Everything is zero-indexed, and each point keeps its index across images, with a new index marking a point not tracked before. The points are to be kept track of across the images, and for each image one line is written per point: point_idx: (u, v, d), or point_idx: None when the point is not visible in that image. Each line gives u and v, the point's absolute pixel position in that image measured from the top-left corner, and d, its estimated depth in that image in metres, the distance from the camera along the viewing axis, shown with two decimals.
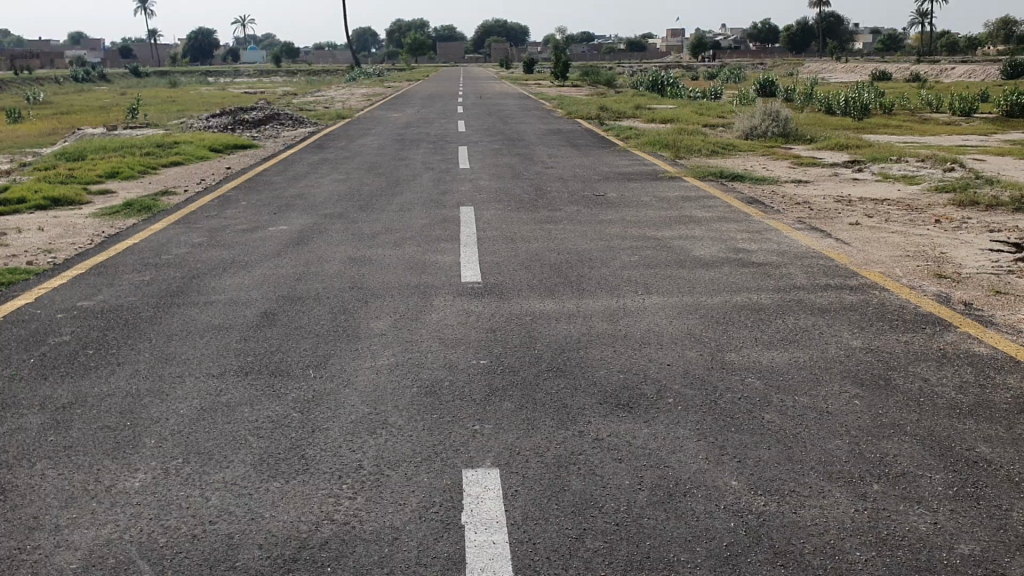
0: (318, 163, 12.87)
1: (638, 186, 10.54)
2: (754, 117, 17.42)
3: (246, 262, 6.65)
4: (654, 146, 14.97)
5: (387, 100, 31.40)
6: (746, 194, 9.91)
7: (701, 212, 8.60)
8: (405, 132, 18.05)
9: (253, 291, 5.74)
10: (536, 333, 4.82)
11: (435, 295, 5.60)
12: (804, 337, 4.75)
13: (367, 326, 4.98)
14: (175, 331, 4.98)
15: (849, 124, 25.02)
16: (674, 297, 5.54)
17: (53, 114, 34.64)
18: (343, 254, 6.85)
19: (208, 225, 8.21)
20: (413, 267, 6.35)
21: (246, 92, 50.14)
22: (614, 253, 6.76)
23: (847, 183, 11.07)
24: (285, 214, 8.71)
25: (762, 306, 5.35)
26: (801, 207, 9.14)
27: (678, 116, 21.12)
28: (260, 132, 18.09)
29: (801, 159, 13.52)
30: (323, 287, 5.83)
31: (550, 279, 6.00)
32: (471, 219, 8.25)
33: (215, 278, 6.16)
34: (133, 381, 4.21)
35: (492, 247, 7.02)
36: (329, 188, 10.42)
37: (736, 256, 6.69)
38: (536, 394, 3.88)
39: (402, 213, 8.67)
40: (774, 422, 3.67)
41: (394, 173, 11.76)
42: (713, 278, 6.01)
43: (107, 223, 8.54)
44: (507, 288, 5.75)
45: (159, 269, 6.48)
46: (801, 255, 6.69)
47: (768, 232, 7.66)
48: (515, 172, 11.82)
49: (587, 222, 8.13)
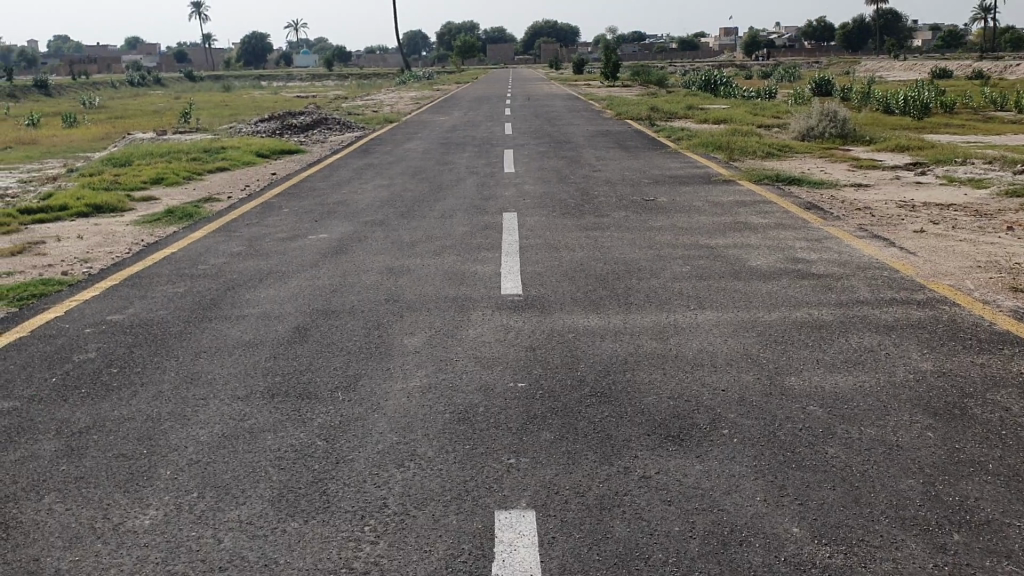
0: (363, 168, 12.74)
1: (689, 190, 10.20)
2: (811, 117, 16.91)
3: (282, 273, 6.48)
4: (706, 148, 14.56)
5: (436, 103, 31.36)
6: (803, 199, 9.50)
7: (755, 218, 8.23)
8: (451, 135, 17.89)
9: (286, 305, 5.54)
10: (579, 351, 4.53)
11: (474, 309, 5.34)
12: (870, 358, 4.39)
13: (401, 343, 4.73)
14: (203, 348, 4.79)
15: (909, 124, 24.27)
16: (727, 312, 5.22)
17: (109, 118, 35.30)
18: (382, 264, 6.63)
19: (247, 232, 8.08)
20: (454, 278, 6.11)
21: (298, 95, 50.61)
22: (663, 263, 6.47)
23: (910, 187, 10.59)
24: (325, 221, 8.53)
25: (822, 323, 5.00)
26: (862, 213, 8.73)
27: (732, 117, 20.64)
28: (307, 137, 18.06)
29: (860, 161, 13.02)
30: (358, 299, 5.61)
31: (596, 292, 5.72)
32: (515, 226, 8.00)
33: (250, 289, 5.98)
34: (155, 404, 4.01)
35: (536, 256, 6.75)
36: (372, 194, 10.26)
37: (793, 267, 6.35)
38: (578, 423, 3.60)
39: (444, 220, 8.44)
40: (838, 458, 3.33)
41: (439, 178, 11.56)
42: (769, 291, 5.68)
43: (148, 231, 8.45)
44: (550, 302, 5.47)
45: (194, 280, 6.33)
46: (863, 266, 6.32)
47: (828, 240, 7.28)
48: (562, 175, 11.55)
49: (635, 228, 7.83)
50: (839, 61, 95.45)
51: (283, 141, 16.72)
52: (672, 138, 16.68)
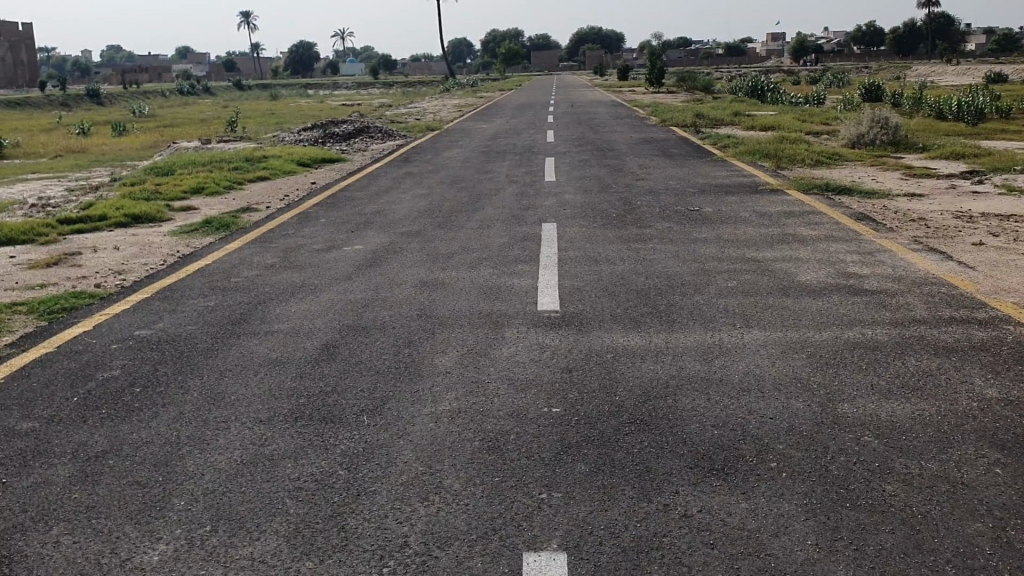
0: (402, 177, 12.62)
1: (735, 199, 9.92)
2: (861, 123, 16.48)
3: (314, 286, 6.33)
4: (752, 156, 14.22)
5: (479, 110, 31.29)
6: (854, 210, 9.17)
7: (804, 230, 7.94)
8: (493, 143, 17.74)
9: (316, 320, 5.39)
10: (618, 373, 4.31)
11: (508, 325, 5.14)
12: (929, 384, 4.10)
13: (432, 363, 4.54)
14: (228, 366, 4.65)
15: (963, 130, 23.63)
16: (774, 332, 4.96)
17: (158, 127, 35.77)
18: (416, 277, 6.47)
19: (282, 244, 7.97)
20: (489, 292, 5.92)
21: (343, 103, 50.96)
22: (707, 277, 6.22)
23: (966, 197, 10.21)
24: (361, 232, 8.40)
25: (876, 344, 4.72)
26: (916, 224, 8.39)
27: (779, 124, 20.24)
28: (349, 146, 18.03)
29: (913, 169, 12.59)
30: (390, 314, 5.44)
31: (636, 308, 5.49)
32: (554, 238, 7.80)
33: (280, 304, 5.84)
34: (175, 427, 3.86)
35: (575, 270, 6.54)
36: (410, 204, 10.13)
37: (845, 282, 6.06)
38: (614, 455, 3.39)
39: (482, 231, 8.26)
40: (897, 495, 3.06)
41: (479, 187, 11.40)
42: (820, 309, 5.41)
43: (184, 242, 8.39)
44: (587, 318, 5.25)
45: (225, 293, 6.21)
46: (919, 282, 6.02)
47: (881, 254, 6.97)
48: (604, 184, 11.33)
49: (679, 240, 7.58)
50: (889, 66, 93.93)
51: (324, 150, 16.69)
52: (718, 145, 16.35)
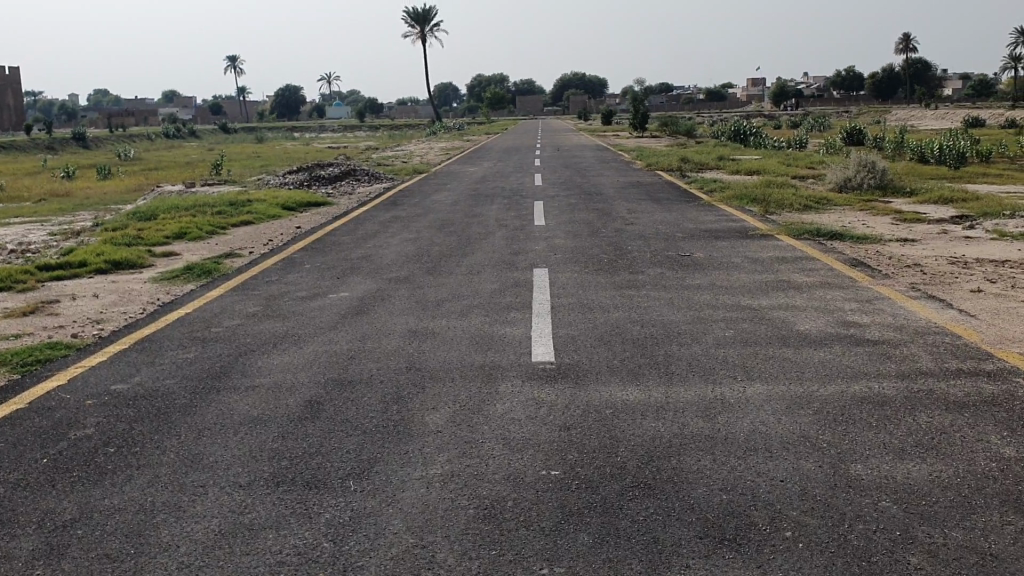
0: (389, 221, 12.46)
1: (727, 244, 9.80)
2: (848, 168, 16.49)
3: (299, 336, 6.12)
4: (741, 200, 14.14)
5: (465, 153, 31.34)
6: (847, 255, 9.04)
7: (799, 277, 7.79)
8: (480, 186, 17.64)
9: (300, 375, 5.17)
10: (618, 431, 4.11)
11: (501, 378, 4.93)
12: (944, 443, 3.92)
13: (421, 421, 4.32)
14: (207, 425, 4.42)
15: (947, 174, 23.76)
16: (778, 385, 4.77)
17: (142, 170, 35.61)
18: (404, 326, 6.26)
19: (266, 291, 7.76)
20: (481, 343, 5.72)
21: (329, 146, 50.99)
22: (705, 325, 6.04)
23: (959, 242, 10.12)
24: (347, 279, 8.20)
25: (885, 399, 4.53)
26: (911, 270, 8.27)
27: (765, 167, 20.25)
28: (335, 189, 17.88)
29: (903, 214, 12.52)
30: (378, 367, 5.23)
31: (633, 358, 5.30)
32: (545, 284, 7.62)
33: (264, 356, 5.62)
34: (150, 492, 3.63)
35: (568, 318, 6.34)
36: (397, 249, 9.94)
37: (846, 332, 5.90)
38: (619, 524, 3.18)
39: (471, 277, 8.08)
40: (923, 568, 2.86)
41: (467, 231, 11.24)
42: (822, 360, 5.23)
43: (165, 289, 8.17)
44: (583, 371, 5.05)
45: (206, 345, 5.98)
46: (921, 332, 5.87)
47: (880, 302, 6.82)
48: (593, 228, 11.20)
49: (672, 286, 7.42)
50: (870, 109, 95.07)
51: (310, 193, 16.54)
52: (706, 189, 16.31)
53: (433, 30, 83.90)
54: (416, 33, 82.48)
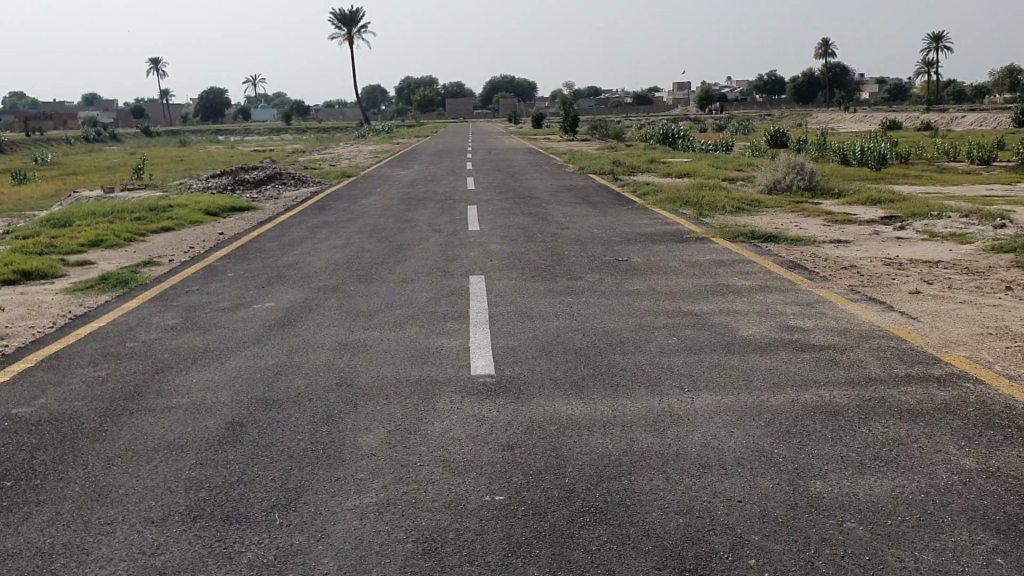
0: (317, 227, 12.06)
1: (663, 248, 9.67)
2: (778, 170, 16.60)
3: (221, 350, 5.74)
4: (674, 203, 14.08)
5: (394, 157, 30.96)
6: (784, 258, 8.98)
7: (738, 280, 7.67)
8: (411, 190, 17.29)
9: (221, 394, 4.81)
10: (565, 449, 3.87)
11: (438, 394, 4.65)
12: (903, 455, 3.77)
13: (354, 443, 4.01)
14: (117, 453, 4.05)
15: (870, 175, 24.21)
16: (728, 395, 4.58)
17: (59, 174, 34.35)
18: (334, 339, 5.93)
19: (187, 302, 7.34)
20: (416, 355, 5.44)
21: (255, 150, 49.98)
22: (647, 332, 5.84)
23: (891, 243, 10.17)
24: (274, 288, 7.81)
25: (838, 409, 4.38)
26: (848, 272, 8.22)
27: (695, 170, 20.34)
28: (260, 193, 17.34)
29: (835, 215, 12.58)
30: (306, 385, 4.91)
31: (576, 368, 5.06)
32: (481, 291, 7.35)
33: (183, 374, 5.25)
34: (50, 531, 3.26)
35: (507, 327, 6.09)
36: (326, 255, 9.58)
37: (791, 337, 5.77)
38: (571, 554, 2.94)
39: (404, 285, 7.77)
40: None
41: (398, 236, 10.92)
42: (770, 368, 5.07)
43: (77, 300, 7.68)
44: (525, 383, 4.79)
45: (120, 362, 5.57)
46: (866, 336, 5.77)
47: (822, 305, 6.72)
48: (528, 233, 10.98)
49: (612, 292, 7.22)
50: (792, 113, 97.10)
51: (234, 198, 15.99)
52: (638, 192, 16.23)
53: (360, 32, 82.99)
54: (343, 36, 81.43)
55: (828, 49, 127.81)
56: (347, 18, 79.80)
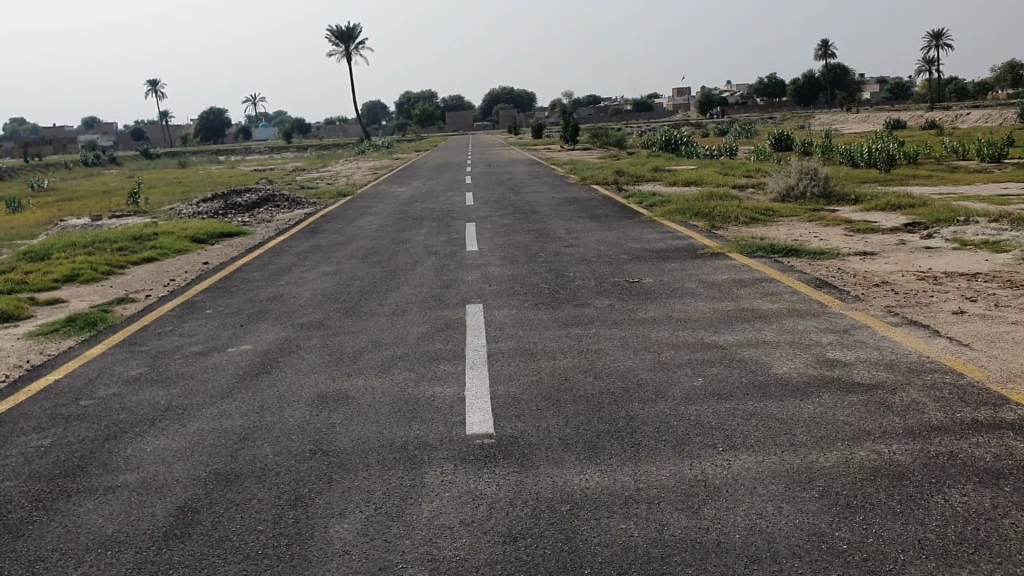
0: (307, 252, 11.39)
1: (676, 266, 8.98)
2: (789, 175, 15.89)
3: (185, 408, 5.06)
4: (684, 214, 13.38)
5: (393, 172, 30.33)
6: (809, 274, 8.26)
7: (763, 304, 6.96)
8: (409, 208, 16.63)
9: (175, 469, 4.12)
10: (581, 540, 3.17)
11: (426, 463, 3.95)
12: (995, 536, 3.06)
13: (324, 536, 3.32)
14: (42, 554, 3.36)
15: (880, 177, 23.53)
16: (768, 458, 3.88)
17: (55, 200, 33.79)
18: (313, 389, 5.24)
19: (157, 346, 6.67)
20: (404, 409, 4.74)
21: (256, 169, 49.47)
22: (668, 373, 5.14)
23: (920, 254, 9.45)
24: (253, 327, 7.12)
25: (903, 471, 3.66)
26: (880, 289, 7.52)
27: (701, 177, 19.66)
28: (252, 217, 16.67)
29: (855, 224, 11.87)
30: (275, 453, 4.22)
31: (589, 423, 4.37)
32: (478, 324, 6.66)
33: (137, 441, 4.56)
34: None
35: (508, 370, 5.38)
36: (313, 285, 8.90)
37: (830, 374, 5.06)
38: None
39: (395, 319, 7.08)
40: None
41: (392, 261, 10.23)
42: (814, 417, 4.36)
43: (38, 347, 7.01)
44: (529, 445, 4.09)
45: (71, 426, 4.89)
46: (916, 370, 5.06)
47: (859, 332, 6.00)
48: (530, 253, 10.31)
49: (624, 322, 6.53)
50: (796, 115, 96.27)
51: (225, 223, 15.34)
52: (645, 204, 15.54)
53: (358, 47, 82.63)
54: (340, 51, 81.07)
55: (827, 51, 127.23)
56: (344, 35, 79.37)
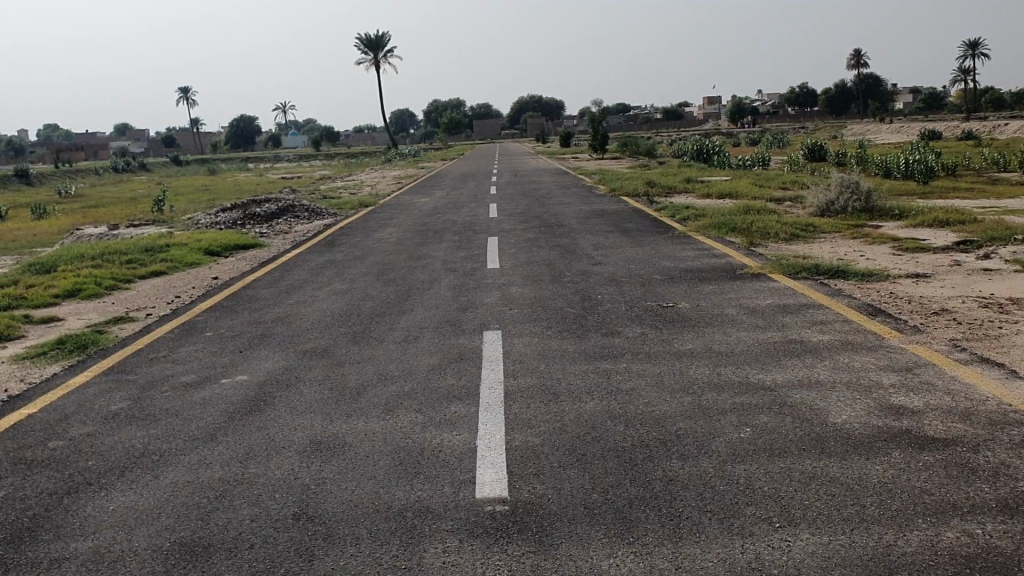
0: (321, 268, 10.83)
1: (714, 288, 8.32)
2: (829, 189, 15.15)
3: (162, 454, 4.48)
4: (719, 230, 12.69)
5: (418, 182, 29.84)
6: (860, 300, 7.57)
7: (812, 335, 6.28)
8: (431, 220, 16.07)
9: (137, 536, 3.54)
10: None
11: (427, 538, 3.33)
12: None
13: None
14: None
15: (919, 190, 22.64)
16: (835, 539, 3.21)
17: (81, 207, 33.50)
18: (307, 432, 4.64)
19: (146, 375, 6.11)
20: (406, 462, 4.12)
21: (283, 177, 49.27)
22: (709, 422, 4.49)
23: (978, 276, 8.71)
24: (253, 353, 6.56)
25: (1004, 563, 2.98)
26: (941, 318, 6.81)
27: (735, 189, 18.95)
28: (269, 228, 16.18)
29: (902, 242, 11.14)
30: (254, 517, 3.61)
31: (619, 488, 3.72)
32: (496, 356, 6.04)
33: (101, 497, 3.97)
34: None
35: (526, 413, 4.75)
36: (322, 306, 8.33)
37: (897, 424, 4.39)
38: None
39: (407, 346, 6.48)
40: None
41: (408, 279, 9.64)
42: (884, 480, 3.69)
43: (20, 373, 6.47)
44: (550, 516, 3.47)
45: (30, 474, 4.33)
46: (1000, 422, 4.36)
47: (925, 372, 5.31)
48: (555, 271, 9.69)
49: (657, 355, 5.88)
50: (826, 125, 94.94)
51: (241, 235, 14.85)
52: (677, 217, 14.87)
53: (386, 55, 82.47)
54: (368, 59, 80.89)
55: (860, 61, 125.68)
56: (372, 42, 79.18)
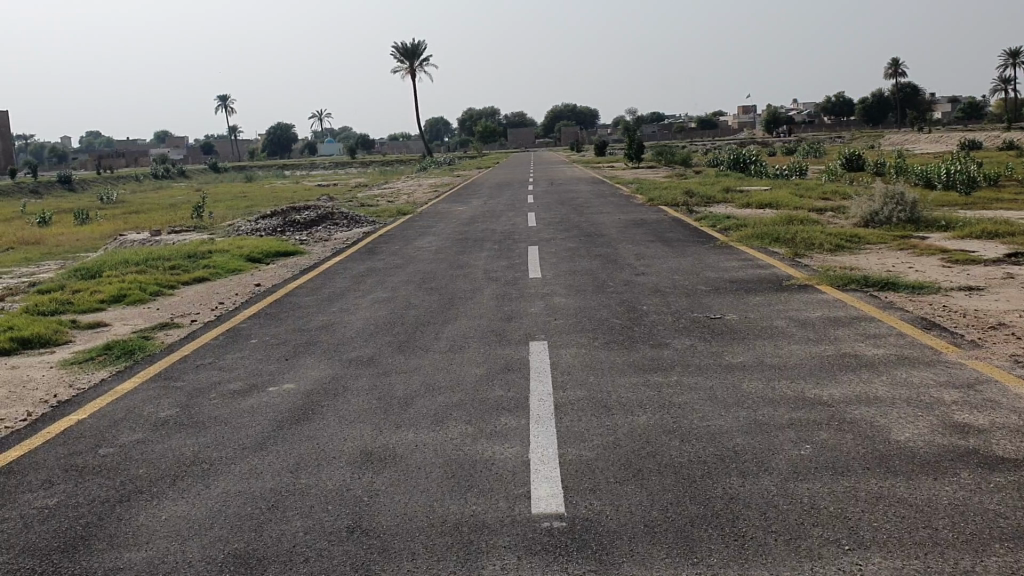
0: (362, 276, 10.83)
1: (761, 299, 8.20)
2: (873, 199, 14.91)
3: (214, 463, 4.45)
4: (762, 240, 12.53)
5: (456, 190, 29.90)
6: (914, 313, 7.39)
7: (866, 349, 6.14)
8: (469, 229, 16.06)
9: (192, 547, 3.51)
10: None
11: (486, 555, 3.26)
12: None
13: None
14: None
15: (962, 199, 22.28)
16: (909, 563, 3.10)
17: (125, 214, 33.97)
18: (357, 443, 4.60)
19: (193, 382, 6.11)
20: (458, 474, 4.07)
21: (321, 185, 49.72)
22: (766, 439, 4.38)
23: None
24: (298, 361, 6.54)
25: None
26: (999, 332, 6.63)
27: (776, 198, 18.75)
28: (309, 236, 16.24)
29: (950, 254, 10.92)
30: (307, 530, 3.56)
31: (678, 505, 3.63)
32: (543, 366, 5.98)
33: (153, 506, 3.95)
34: None
35: (578, 426, 4.66)
36: (365, 314, 8.30)
37: (962, 443, 4.25)
38: None
39: (452, 356, 6.43)
40: None
41: (451, 287, 9.60)
42: (954, 501, 3.57)
43: (68, 378, 6.50)
44: (609, 534, 3.39)
45: (83, 482, 4.31)
46: None
47: (988, 389, 5.14)
48: (598, 281, 9.61)
49: (709, 368, 5.78)
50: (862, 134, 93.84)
51: (282, 243, 14.91)
52: (718, 227, 14.74)
53: (422, 65, 82.86)
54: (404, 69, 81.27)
55: (897, 70, 124.43)
56: (409, 52, 79.68)
